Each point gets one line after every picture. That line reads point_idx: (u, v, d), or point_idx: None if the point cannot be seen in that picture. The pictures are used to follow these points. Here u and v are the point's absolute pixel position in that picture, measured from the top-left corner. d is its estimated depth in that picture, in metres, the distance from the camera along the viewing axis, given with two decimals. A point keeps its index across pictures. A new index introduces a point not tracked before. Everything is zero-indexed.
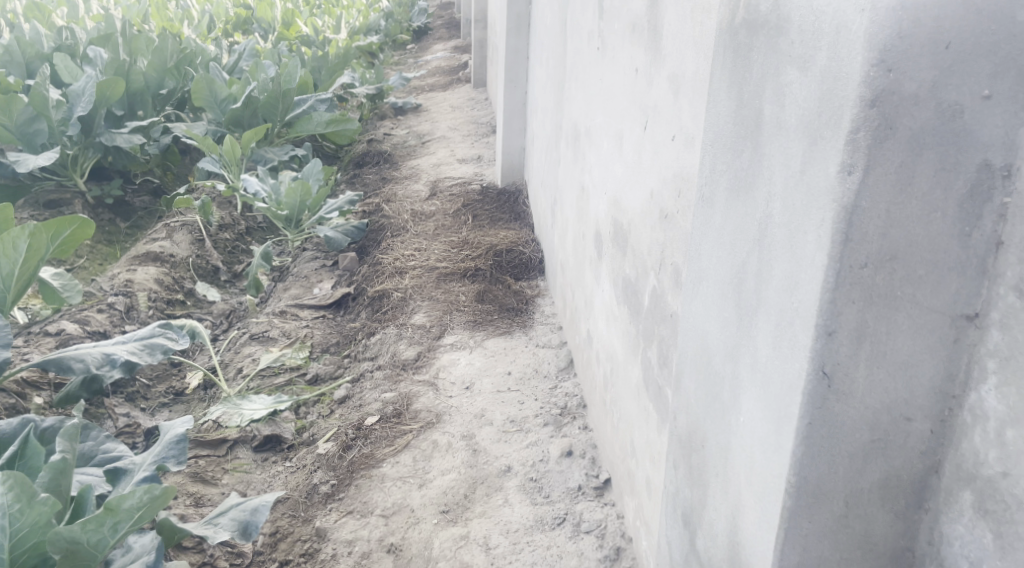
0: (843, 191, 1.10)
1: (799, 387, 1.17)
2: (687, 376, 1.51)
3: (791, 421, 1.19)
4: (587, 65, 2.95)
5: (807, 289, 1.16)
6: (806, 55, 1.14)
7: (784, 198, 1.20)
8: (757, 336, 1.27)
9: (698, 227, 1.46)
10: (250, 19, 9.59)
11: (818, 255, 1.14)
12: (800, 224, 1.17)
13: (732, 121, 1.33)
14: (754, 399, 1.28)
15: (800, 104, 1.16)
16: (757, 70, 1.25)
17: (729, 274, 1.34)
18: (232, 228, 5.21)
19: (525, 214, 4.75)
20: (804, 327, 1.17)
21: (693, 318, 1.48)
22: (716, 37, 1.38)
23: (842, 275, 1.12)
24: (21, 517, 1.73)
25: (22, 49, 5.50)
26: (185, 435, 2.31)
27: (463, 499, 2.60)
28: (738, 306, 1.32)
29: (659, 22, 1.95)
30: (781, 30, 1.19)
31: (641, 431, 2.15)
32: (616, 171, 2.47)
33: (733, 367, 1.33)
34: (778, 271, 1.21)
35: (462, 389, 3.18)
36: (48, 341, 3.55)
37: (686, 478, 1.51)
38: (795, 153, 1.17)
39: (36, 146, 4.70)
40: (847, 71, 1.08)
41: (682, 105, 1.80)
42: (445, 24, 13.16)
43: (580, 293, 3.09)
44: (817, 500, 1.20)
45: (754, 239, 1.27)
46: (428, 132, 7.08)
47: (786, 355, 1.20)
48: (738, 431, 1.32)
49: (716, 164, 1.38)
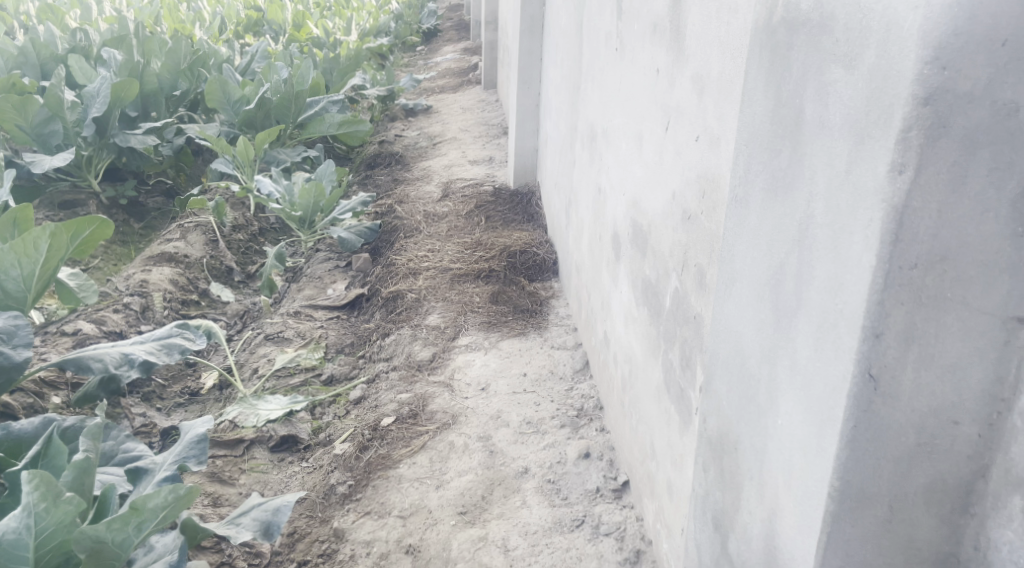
0: (893, 191, 1.09)
1: (845, 389, 1.17)
2: (718, 378, 1.50)
3: (835, 423, 1.19)
4: (604, 67, 2.95)
5: (853, 290, 1.15)
6: (852, 53, 1.13)
7: (827, 198, 1.19)
8: (797, 338, 1.26)
9: (730, 228, 1.45)
10: (261, 20, 9.63)
11: (866, 256, 1.13)
12: (846, 225, 1.16)
13: (769, 121, 1.32)
14: (793, 401, 1.27)
15: (846, 103, 1.15)
16: (798, 69, 1.24)
17: (765, 275, 1.34)
18: (246, 229, 5.22)
19: (538, 215, 4.75)
20: (849, 329, 1.16)
21: (725, 320, 1.47)
22: (752, 36, 1.37)
23: (891, 277, 1.11)
24: (46, 516, 1.72)
25: (37, 51, 5.53)
26: (205, 435, 2.32)
27: (480, 500, 2.59)
28: (776, 308, 1.31)
29: (682, 22, 1.95)
30: (825, 28, 1.18)
31: (662, 433, 2.14)
32: (636, 172, 2.46)
33: (770, 369, 1.33)
34: (821, 272, 1.21)
35: (478, 391, 3.18)
36: (64, 341, 3.57)
37: (717, 480, 1.50)
38: (839, 152, 1.17)
39: (51, 147, 4.74)
40: (898, 69, 1.07)
41: (706, 105, 1.80)
42: (454, 26, 13.18)
43: (596, 295, 3.08)
44: (860, 503, 1.20)
45: (794, 239, 1.26)
46: (439, 133, 7.08)
47: (829, 357, 1.19)
48: (776, 434, 1.31)
49: (752, 164, 1.37)
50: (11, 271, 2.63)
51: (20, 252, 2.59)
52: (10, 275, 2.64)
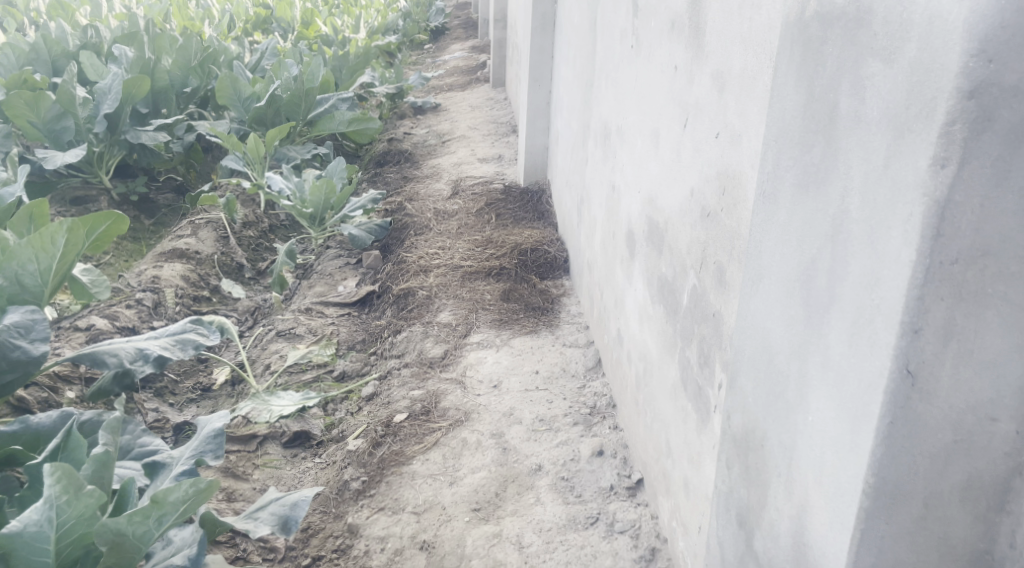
0: (935, 185, 1.09)
1: (880, 386, 1.16)
2: (743, 375, 1.49)
3: (871, 420, 1.18)
4: (619, 64, 2.94)
5: (890, 285, 1.15)
6: (892, 46, 1.13)
7: (862, 193, 1.19)
8: (829, 334, 1.25)
9: (758, 224, 1.44)
10: (270, 18, 9.64)
11: (905, 251, 1.13)
12: (883, 220, 1.15)
13: (800, 116, 1.31)
14: (825, 398, 1.27)
15: (883, 97, 1.15)
16: (832, 63, 1.23)
17: (794, 271, 1.33)
18: (256, 226, 5.24)
19: (548, 213, 4.75)
20: (886, 324, 1.15)
21: (751, 316, 1.47)
22: (782, 31, 1.36)
23: (931, 272, 1.11)
24: (67, 509, 1.73)
25: (49, 47, 5.55)
26: (222, 430, 2.34)
27: (494, 497, 2.59)
28: (806, 304, 1.30)
29: (702, 18, 1.94)
30: (862, 22, 1.17)
31: (678, 431, 2.14)
32: (652, 169, 2.46)
33: (799, 365, 1.32)
34: (855, 268, 1.20)
35: (490, 388, 3.17)
36: (78, 336, 3.60)
37: (742, 477, 1.50)
38: (876, 146, 1.16)
39: (63, 143, 4.76)
40: (942, 62, 1.07)
41: (727, 102, 1.79)
42: (462, 24, 13.17)
43: (608, 292, 3.08)
44: (895, 501, 1.20)
45: (826, 235, 1.25)
46: (448, 131, 7.08)
47: (864, 353, 1.19)
48: (806, 430, 1.31)
49: (781, 160, 1.36)
50: (28, 265, 2.63)
51: (37, 246, 2.60)
52: (27, 269, 2.64)
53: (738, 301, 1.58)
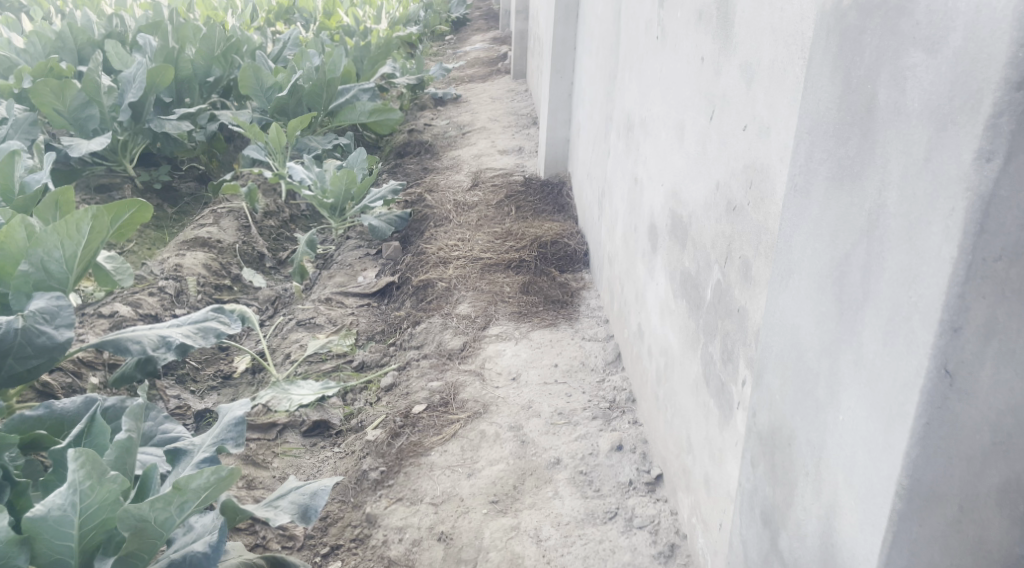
0: (979, 179, 1.07)
1: (918, 385, 1.14)
2: (770, 372, 1.47)
3: (906, 420, 1.16)
4: (643, 55, 2.92)
5: (929, 283, 1.13)
6: (935, 36, 1.11)
7: (901, 186, 1.16)
8: (863, 333, 1.23)
9: (789, 219, 1.42)
10: (292, 9, 9.68)
11: (946, 247, 1.11)
12: (923, 215, 1.13)
13: (835, 108, 1.29)
14: (857, 397, 1.24)
15: (926, 88, 1.12)
16: (871, 54, 1.21)
17: (827, 267, 1.31)
18: (277, 216, 5.27)
19: (568, 206, 4.73)
20: (924, 322, 1.13)
21: (780, 312, 1.45)
22: (817, 21, 1.34)
23: (973, 268, 1.09)
24: (90, 494, 1.73)
25: (74, 36, 5.63)
26: (243, 418, 2.34)
27: (512, 489, 2.58)
28: (838, 301, 1.28)
29: (731, 9, 1.92)
30: (903, 11, 1.15)
31: (700, 427, 2.12)
32: (676, 162, 2.44)
33: (830, 363, 1.30)
34: (892, 264, 1.18)
35: (509, 380, 3.17)
36: (102, 323, 3.68)
37: (767, 475, 1.48)
38: (916, 139, 1.14)
39: (88, 131, 4.81)
40: (989, 52, 1.05)
41: (756, 94, 1.77)
42: (483, 16, 13.12)
43: (629, 286, 3.06)
44: (929, 502, 1.18)
45: (861, 230, 1.23)
46: (469, 122, 7.06)
47: (900, 351, 1.17)
48: (837, 429, 1.28)
49: (814, 153, 1.34)
50: (53, 253, 2.65)
51: (63, 234, 2.63)
52: (53, 257, 2.66)
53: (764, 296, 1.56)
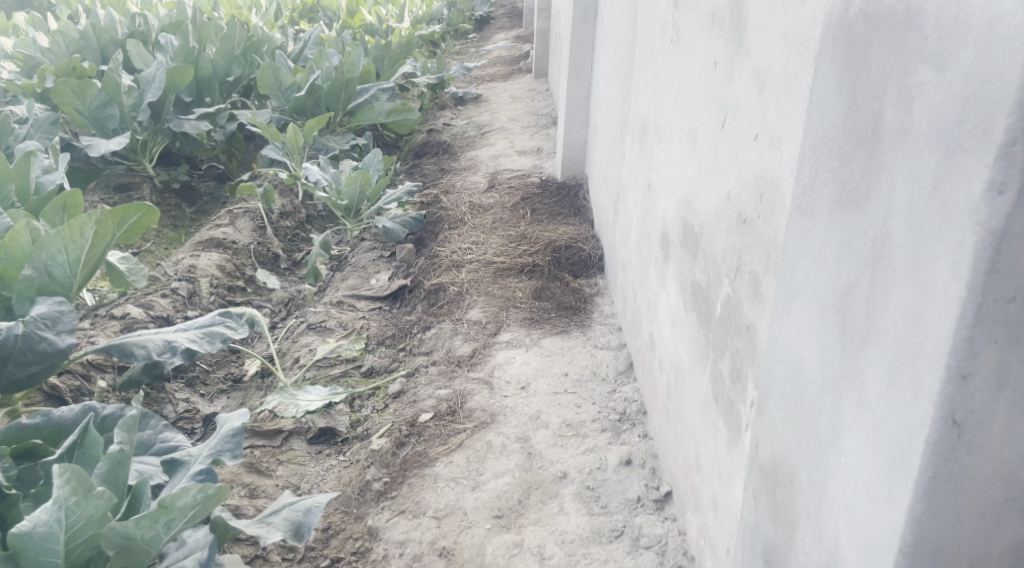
0: (990, 214, 1.00)
1: (923, 433, 1.07)
2: (772, 402, 1.40)
3: (909, 471, 1.09)
4: (658, 57, 2.85)
5: (936, 323, 1.05)
6: (944, 52, 1.03)
7: (908, 216, 1.09)
8: (867, 371, 1.16)
9: (792, 241, 1.34)
10: (316, 7, 9.69)
11: (954, 285, 1.03)
12: (930, 248, 1.06)
13: (840, 125, 1.21)
14: (860, 439, 1.17)
15: (934, 109, 1.05)
16: (877, 68, 1.13)
17: (830, 295, 1.23)
18: (293, 217, 5.26)
19: (585, 209, 4.65)
20: (930, 366, 1.06)
21: (783, 340, 1.37)
22: (824, 29, 1.26)
23: (983, 311, 1.02)
24: (77, 510, 1.68)
25: (97, 36, 5.67)
26: (242, 429, 2.29)
27: (517, 504, 2.52)
28: (842, 334, 1.21)
29: (744, 12, 1.85)
30: (912, 22, 1.07)
31: (709, 446, 2.05)
32: (688, 170, 2.36)
33: (833, 400, 1.22)
34: (897, 299, 1.10)
35: (518, 389, 3.10)
36: (113, 324, 3.68)
37: (769, 512, 1.41)
38: (924, 164, 1.06)
39: (108, 131, 4.80)
40: (1002, 72, 0.97)
41: (768, 102, 1.70)
42: (507, 15, 13.04)
43: (642, 295, 2.98)
44: (936, 561, 1.11)
45: (866, 259, 1.16)
46: (488, 122, 7.00)
47: (904, 396, 1.09)
48: (839, 473, 1.21)
49: (819, 172, 1.26)
50: (57, 257, 2.61)
51: (66, 238, 2.59)
52: (57, 261, 2.62)
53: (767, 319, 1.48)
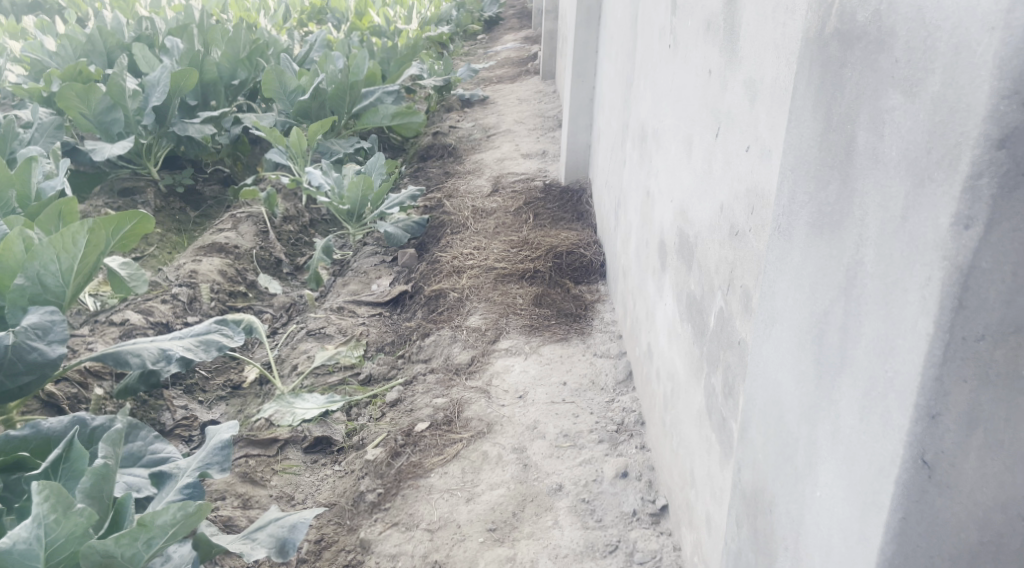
0: (957, 249, 0.99)
1: (893, 473, 1.06)
2: (753, 427, 1.39)
3: (880, 511, 1.09)
4: (656, 63, 2.81)
5: (905, 358, 1.04)
6: (913, 77, 1.03)
7: (878, 244, 1.08)
8: (840, 402, 1.15)
9: (772, 262, 1.34)
10: (326, 9, 9.71)
11: (922, 320, 1.02)
12: (900, 280, 1.05)
13: (817, 146, 1.20)
14: (833, 472, 1.17)
15: (904, 135, 1.04)
16: (851, 89, 1.13)
17: (806, 322, 1.23)
18: (296, 221, 5.25)
19: (587, 214, 4.62)
20: (900, 403, 1.05)
21: (763, 363, 1.37)
22: (803, 45, 1.25)
23: (951, 349, 1.01)
24: (57, 528, 1.66)
25: (104, 39, 5.62)
26: (230, 441, 2.27)
27: (511, 517, 2.49)
28: (817, 362, 1.20)
29: (737, 19, 1.81)
30: (883, 44, 1.07)
31: (702, 461, 2.01)
32: (684, 179, 2.33)
33: (809, 430, 1.22)
34: (870, 331, 1.10)
35: (515, 398, 3.07)
36: (112, 331, 3.67)
37: (750, 539, 1.41)
38: (895, 192, 1.06)
39: (113, 135, 4.79)
40: (968, 101, 0.97)
41: (759, 113, 1.66)
42: (517, 15, 12.99)
43: (641, 303, 2.94)
44: None
45: (840, 286, 1.15)
46: (494, 125, 6.97)
47: (876, 432, 1.09)
48: (814, 505, 1.21)
49: (796, 194, 1.26)
50: (50, 266, 2.59)
51: (59, 247, 2.56)
52: (49, 270, 2.59)
53: (750, 339, 1.48)
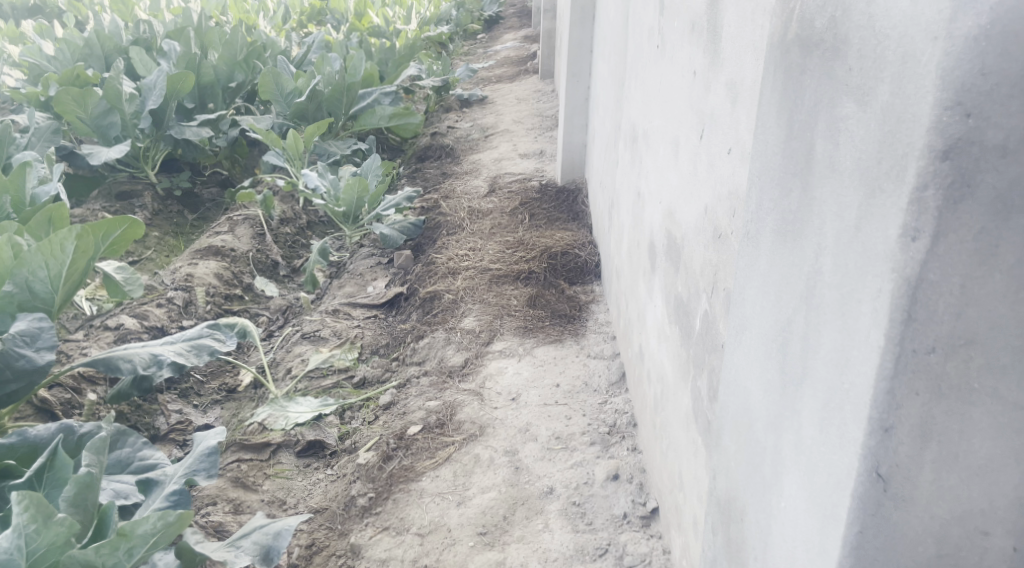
0: (905, 259, 1.06)
1: (851, 486, 1.14)
2: (727, 435, 1.50)
3: (838, 524, 1.16)
4: (645, 64, 2.81)
5: (859, 369, 1.12)
6: (865, 85, 1.11)
7: (835, 254, 1.17)
8: (803, 413, 1.24)
9: (742, 270, 1.44)
10: (325, 9, 9.70)
11: (874, 332, 1.10)
12: (855, 291, 1.13)
13: (780, 151, 1.30)
14: (797, 482, 1.26)
15: (857, 143, 1.13)
16: (809, 96, 1.22)
17: (773, 330, 1.32)
18: (293, 223, 5.25)
19: (583, 214, 4.61)
20: (855, 416, 1.13)
21: (734, 371, 1.47)
22: (770, 50, 1.34)
23: (902, 361, 1.08)
24: (37, 538, 1.66)
25: (101, 43, 5.64)
26: (217, 448, 2.27)
27: (501, 520, 2.48)
28: (783, 370, 1.30)
29: (719, 20, 1.80)
30: (838, 52, 1.15)
31: (689, 465, 2.01)
32: (671, 180, 2.32)
33: (775, 440, 1.31)
34: (827, 340, 1.18)
35: (508, 401, 3.06)
36: (107, 335, 3.66)
37: (725, 546, 1.51)
38: (849, 202, 1.14)
39: (110, 139, 4.80)
40: (913, 112, 1.04)
41: (740, 115, 1.65)
42: (517, 14, 12.94)
43: (633, 304, 2.93)
44: None
45: (801, 295, 1.24)
46: (492, 125, 6.95)
47: (833, 445, 1.17)
48: (780, 516, 1.30)
49: (764, 202, 1.36)
50: (38, 273, 2.58)
51: (46, 254, 2.55)
52: (38, 276, 2.59)
53: (725, 347, 1.58)
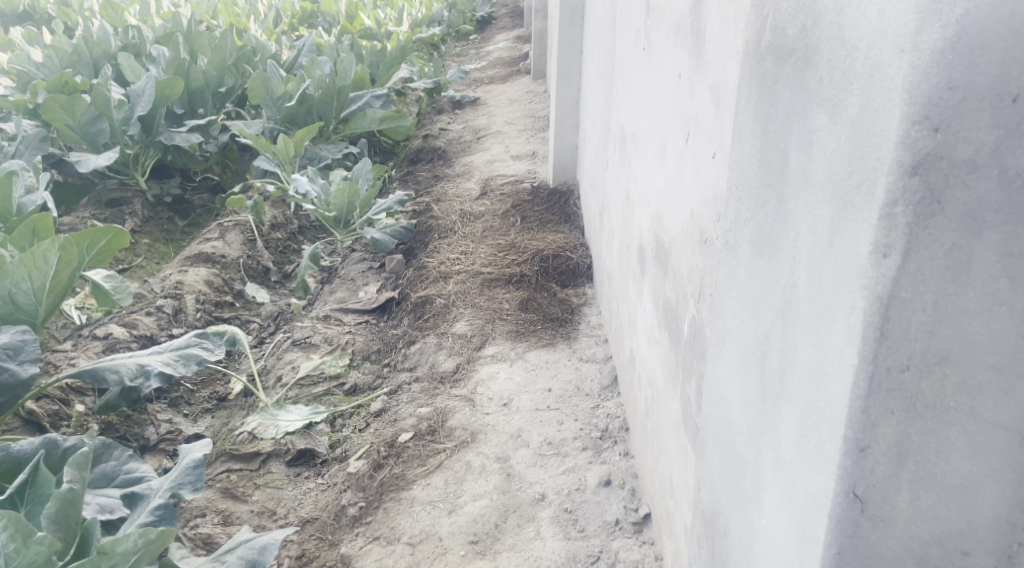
0: (877, 276, 1.05)
1: (827, 506, 1.14)
2: (710, 448, 1.50)
3: (817, 543, 1.16)
4: (633, 65, 2.78)
5: (834, 387, 1.12)
6: (836, 97, 1.11)
7: (809, 268, 1.17)
8: (781, 428, 1.24)
9: (722, 281, 1.44)
10: (315, 12, 9.66)
11: (848, 349, 1.10)
12: (829, 307, 1.13)
13: (757, 162, 1.31)
14: (777, 499, 1.26)
15: (829, 155, 1.12)
16: (783, 106, 1.23)
17: (752, 342, 1.33)
18: (285, 228, 5.21)
19: (575, 216, 4.59)
20: (831, 435, 1.13)
21: (716, 384, 1.47)
22: (745, 59, 1.36)
23: (876, 381, 1.07)
24: (17, 557, 1.65)
25: (89, 49, 5.58)
26: (203, 460, 2.24)
27: (493, 529, 2.46)
28: (761, 384, 1.30)
29: (702, 24, 1.78)
30: (809, 62, 1.16)
31: (680, 470, 1.99)
32: (659, 183, 2.29)
33: (755, 454, 1.32)
34: (803, 356, 1.19)
35: (500, 406, 3.03)
36: (95, 345, 3.63)
37: (710, 558, 1.52)
38: (821, 217, 1.14)
39: (99, 146, 4.74)
40: (882, 126, 1.04)
41: (723, 120, 1.63)
42: (509, 15, 12.91)
43: (624, 308, 2.88)
44: None
45: (779, 309, 1.25)
46: (484, 126, 6.93)
47: (811, 463, 1.17)
48: (761, 533, 1.30)
49: (741, 212, 1.37)
50: (21, 284, 2.55)
51: (29, 265, 2.52)
52: (21, 288, 2.56)
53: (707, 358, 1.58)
